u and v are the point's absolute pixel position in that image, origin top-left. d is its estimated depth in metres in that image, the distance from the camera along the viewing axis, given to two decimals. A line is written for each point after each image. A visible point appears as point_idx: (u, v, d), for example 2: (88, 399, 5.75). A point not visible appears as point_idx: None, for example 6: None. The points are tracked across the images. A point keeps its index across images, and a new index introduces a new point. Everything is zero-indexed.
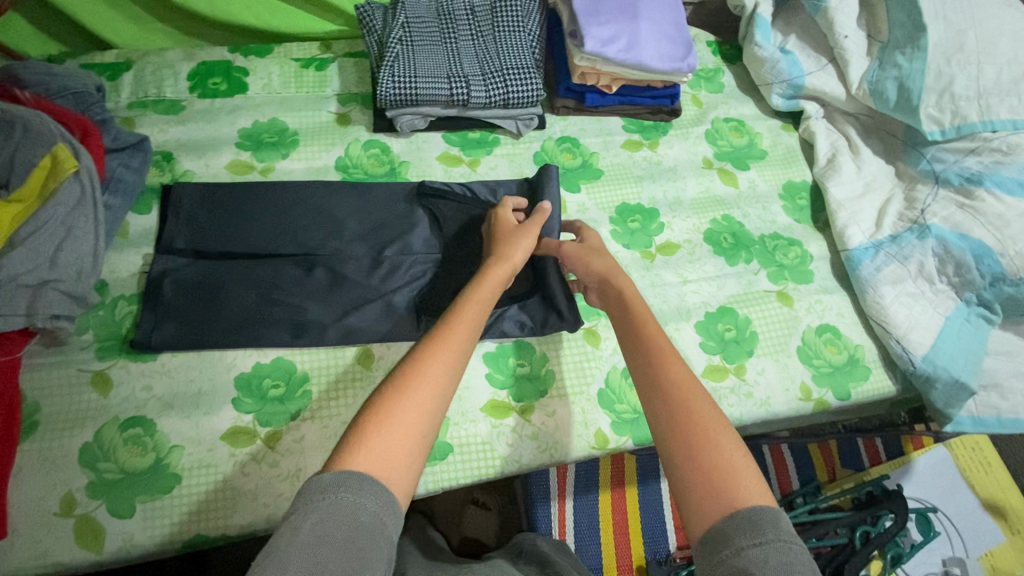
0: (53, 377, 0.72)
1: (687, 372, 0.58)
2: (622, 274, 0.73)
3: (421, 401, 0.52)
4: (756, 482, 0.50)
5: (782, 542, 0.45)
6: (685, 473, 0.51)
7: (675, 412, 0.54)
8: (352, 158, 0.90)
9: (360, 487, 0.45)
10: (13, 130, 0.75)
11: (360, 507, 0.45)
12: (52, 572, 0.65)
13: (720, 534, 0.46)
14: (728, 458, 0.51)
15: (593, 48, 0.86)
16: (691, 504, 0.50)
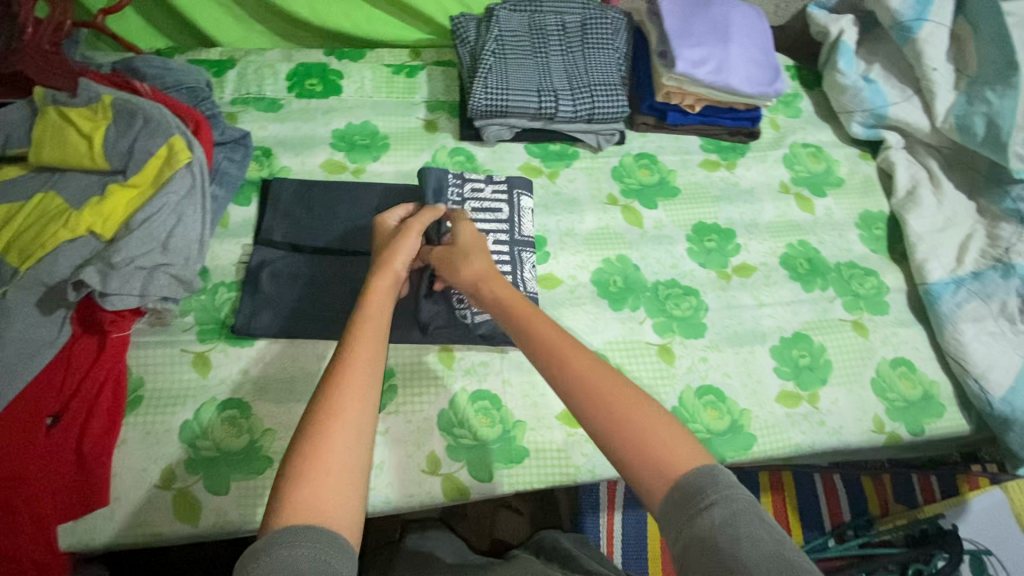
0: (158, 356, 0.76)
1: (591, 357, 0.55)
2: (494, 275, 0.69)
3: (340, 438, 0.49)
4: (689, 445, 0.50)
5: (726, 497, 0.45)
6: (621, 454, 0.50)
7: (593, 402, 0.52)
8: (438, 164, 0.93)
9: (292, 540, 0.43)
10: (134, 121, 0.80)
11: (298, 556, 0.42)
12: (150, 542, 0.68)
13: (673, 507, 0.46)
14: (657, 429, 0.50)
15: (683, 69, 0.88)
16: (639, 482, 0.49)
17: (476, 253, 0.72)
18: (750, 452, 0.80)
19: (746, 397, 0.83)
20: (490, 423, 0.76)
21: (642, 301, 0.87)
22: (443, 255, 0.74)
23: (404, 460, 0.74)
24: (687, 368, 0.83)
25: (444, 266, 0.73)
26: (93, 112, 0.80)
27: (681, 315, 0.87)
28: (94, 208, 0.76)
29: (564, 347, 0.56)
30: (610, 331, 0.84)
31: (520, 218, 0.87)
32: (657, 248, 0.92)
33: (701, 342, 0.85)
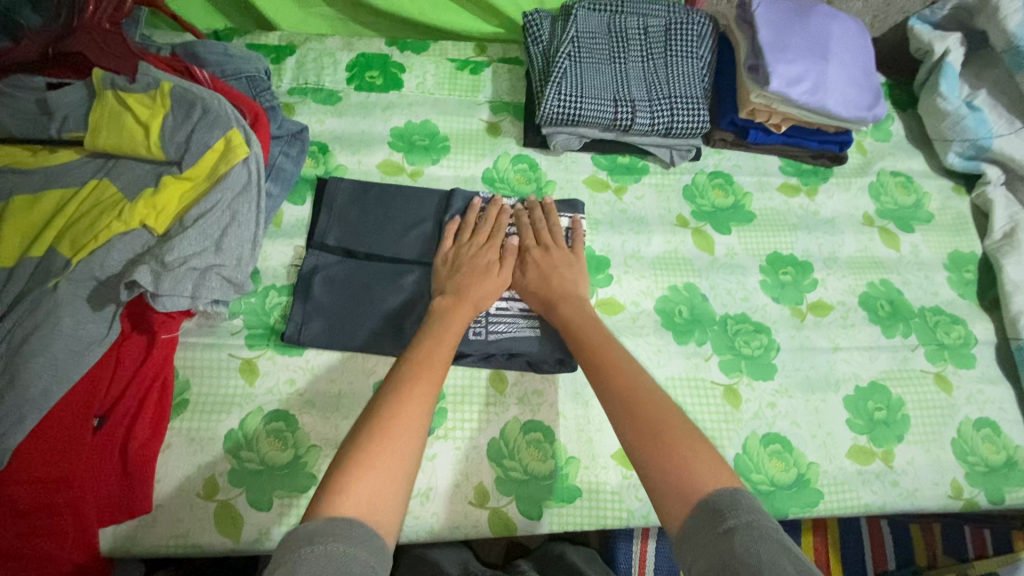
0: (204, 359, 0.74)
1: (637, 381, 0.60)
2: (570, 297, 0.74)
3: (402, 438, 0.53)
4: (717, 470, 0.50)
5: (748, 522, 0.44)
6: (652, 468, 0.52)
7: (632, 421, 0.56)
8: (500, 171, 0.88)
9: (347, 534, 0.44)
10: (193, 110, 0.77)
11: (350, 555, 0.43)
12: (190, 553, 0.67)
13: (692, 526, 0.46)
14: (686, 448, 0.52)
15: (778, 87, 0.80)
16: (661, 501, 0.50)
17: (554, 269, 0.76)
18: (815, 509, 0.74)
19: (814, 449, 0.77)
20: (542, 457, 0.72)
21: (708, 336, 0.82)
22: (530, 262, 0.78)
23: (452, 490, 0.70)
24: (753, 413, 0.78)
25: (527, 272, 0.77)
26: (150, 99, 0.77)
27: (750, 354, 0.81)
28: (148, 201, 0.73)
29: (618, 371, 0.61)
30: (673, 366, 0.79)
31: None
32: (728, 277, 0.86)
33: (769, 386, 0.80)
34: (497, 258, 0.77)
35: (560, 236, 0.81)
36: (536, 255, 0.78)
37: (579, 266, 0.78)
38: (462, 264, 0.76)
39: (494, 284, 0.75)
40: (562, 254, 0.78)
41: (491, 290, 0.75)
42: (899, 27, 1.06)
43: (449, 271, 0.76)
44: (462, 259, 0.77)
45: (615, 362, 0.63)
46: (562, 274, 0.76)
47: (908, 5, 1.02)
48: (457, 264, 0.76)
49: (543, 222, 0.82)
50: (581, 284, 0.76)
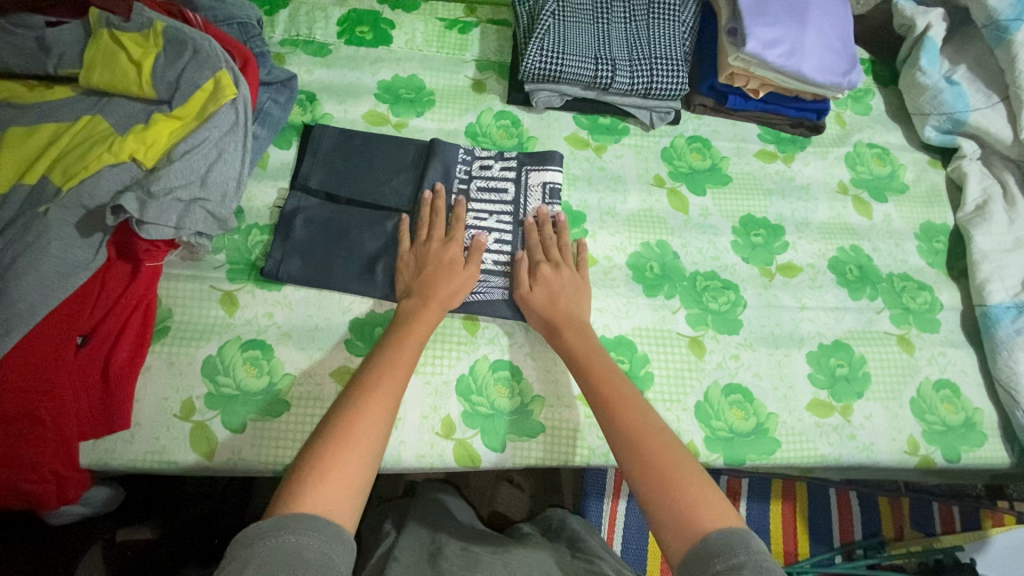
0: (187, 289, 0.77)
1: (642, 417, 0.62)
2: (582, 322, 0.74)
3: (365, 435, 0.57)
4: (716, 506, 0.54)
5: (754, 560, 0.48)
6: (655, 503, 0.55)
7: (637, 459, 0.58)
8: (482, 126, 0.91)
9: (302, 528, 0.48)
10: (185, 51, 0.80)
11: (303, 546, 0.47)
12: (166, 469, 0.70)
13: (693, 559, 0.50)
14: (693, 487, 0.55)
15: (754, 49, 0.82)
16: (665, 533, 0.53)
17: (561, 288, 0.76)
18: (771, 458, 0.77)
19: (775, 401, 0.79)
20: (509, 394, 0.75)
21: (678, 290, 0.84)
22: (547, 277, 0.77)
23: (420, 420, 0.73)
24: (716, 363, 0.80)
25: (545, 287, 0.76)
26: (143, 38, 0.80)
27: (717, 309, 0.83)
28: (138, 135, 0.76)
29: (624, 404, 0.63)
30: (641, 317, 0.82)
31: (526, 198, 0.84)
32: (700, 237, 0.88)
33: (734, 339, 0.82)
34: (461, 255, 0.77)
35: (568, 252, 0.80)
36: (546, 270, 0.77)
37: (585, 282, 0.78)
38: (426, 264, 0.76)
39: (462, 286, 0.75)
40: (571, 275, 0.78)
41: (460, 287, 0.75)
42: (884, 4, 1.07)
43: (415, 274, 0.76)
44: (424, 260, 0.77)
45: (619, 394, 0.65)
46: (567, 296, 0.76)
47: None
48: (420, 265, 0.76)
49: (553, 240, 0.81)
50: (586, 307, 0.76)
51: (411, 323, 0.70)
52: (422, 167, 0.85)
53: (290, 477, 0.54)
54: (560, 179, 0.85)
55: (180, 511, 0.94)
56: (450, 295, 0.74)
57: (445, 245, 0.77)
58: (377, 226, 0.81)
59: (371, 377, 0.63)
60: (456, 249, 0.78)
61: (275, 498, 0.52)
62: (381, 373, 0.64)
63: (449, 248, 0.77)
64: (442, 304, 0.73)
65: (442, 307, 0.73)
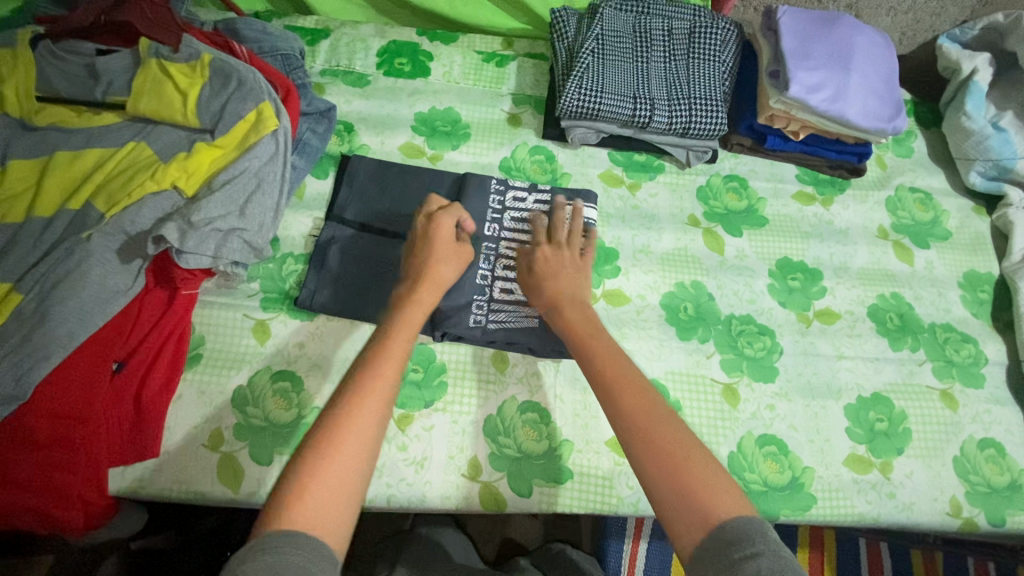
0: (220, 317, 0.78)
1: (646, 397, 0.57)
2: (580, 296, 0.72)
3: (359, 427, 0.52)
4: (729, 492, 0.51)
5: (771, 550, 0.45)
6: (660, 487, 0.52)
7: (645, 443, 0.54)
8: (517, 161, 0.90)
9: (286, 546, 0.43)
10: (230, 82, 0.81)
11: (285, 566, 0.42)
12: (192, 499, 0.70)
13: (708, 550, 0.47)
14: (703, 473, 0.52)
15: (797, 93, 0.81)
16: (673, 520, 0.50)
17: (560, 268, 0.74)
18: (807, 514, 0.74)
19: (810, 453, 0.77)
20: (537, 437, 0.74)
21: (712, 334, 0.82)
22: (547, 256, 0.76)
23: (448, 461, 0.72)
24: (751, 413, 0.78)
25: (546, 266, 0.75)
26: (191, 69, 0.82)
27: (753, 355, 0.81)
28: (180, 164, 0.77)
29: (624, 381, 0.59)
30: (674, 360, 0.80)
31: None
32: (736, 279, 0.86)
33: (769, 388, 0.80)
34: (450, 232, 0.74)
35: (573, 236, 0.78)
36: (545, 253, 0.76)
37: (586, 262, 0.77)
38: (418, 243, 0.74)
39: (458, 266, 0.73)
40: (565, 254, 0.76)
41: (448, 265, 0.72)
42: (928, 46, 1.05)
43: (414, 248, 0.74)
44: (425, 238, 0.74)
45: (619, 369, 0.61)
46: (571, 274, 0.74)
47: (939, 23, 1.01)
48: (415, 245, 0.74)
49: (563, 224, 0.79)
50: (586, 281, 0.74)
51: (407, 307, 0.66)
52: (456, 200, 0.85)
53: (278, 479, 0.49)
54: (595, 215, 0.85)
55: (195, 524, 0.92)
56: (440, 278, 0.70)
57: (435, 218, 0.74)
58: None
59: (359, 365, 0.57)
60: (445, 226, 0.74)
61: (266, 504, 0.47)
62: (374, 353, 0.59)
63: (441, 222, 0.74)
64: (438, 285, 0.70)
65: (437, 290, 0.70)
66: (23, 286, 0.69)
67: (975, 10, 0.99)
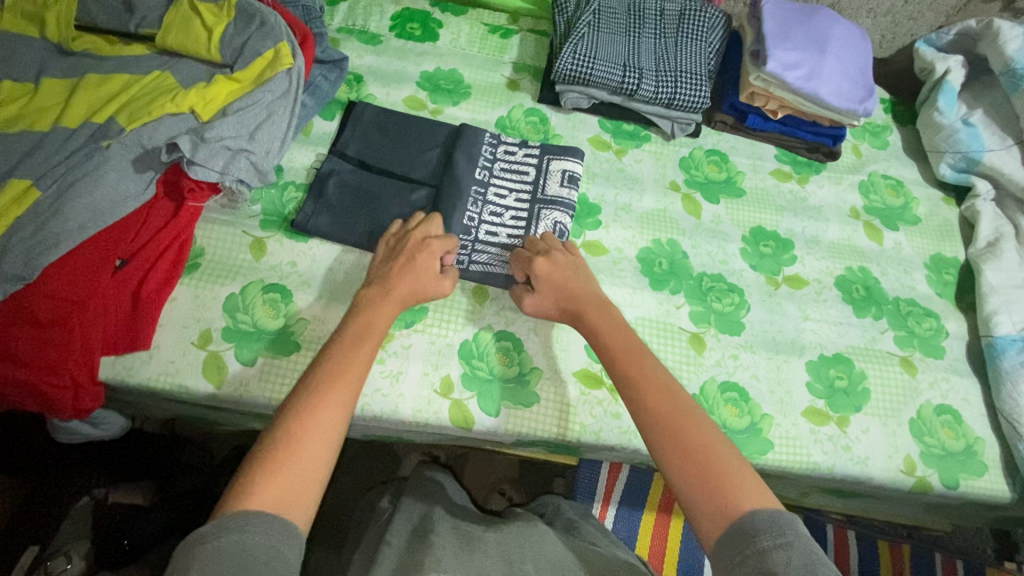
0: (221, 232, 0.83)
1: (678, 397, 0.61)
2: (597, 305, 0.73)
3: (322, 424, 0.55)
4: (756, 490, 0.53)
5: (802, 543, 0.47)
6: (687, 486, 0.54)
7: (670, 442, 0.57)
8: (512, 120, 0.97)
9: (250, 523, 0.46)
10: (253, 23, 0.88)
11: (253, 540, 0.45)
12: (176, 392, 0.73)
13: (729, 541, 0.49)
14: (729, 473, 0.54)
15: (774, 69, 0.88)
16: (699, 516, 0.53)
17: (565, 275, 0.76)
18: (763, 458, 0.76)
19: (770, 403, 0.80)
20: (508, 363, 0.78)
21: (683, 287, 0.86)
22: (548, 267, 0.76)
23: (422, 377, 0.76)
24: (715, 360, 0.81)
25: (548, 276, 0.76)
26: (219, 9, 0.89)
27: (721, 309, 0.85)
28: (200, 91, 0.83)
29: (651, 384, 0.62)
30: (644, 308, 0.84)
31: (546, 180, 0.89)
32: (710, 241, 0.91)
33: (734, 340, 0.83)
34: (434, 254, 0.76)
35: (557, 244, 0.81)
36: (543, 264, 0.77)
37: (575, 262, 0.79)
38: (401, 255, 0.76)
39: (429, 288, 0.75)
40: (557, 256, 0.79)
41: (419, 283, 0.74)
42: (906, 50, 1.13)
43: (387, 261, 0.76)
44: (404, 248, 0.77)
45: (648, 374, 0.63)
46: (575, 280, 0.76)
47: (916, 28, 1.08)
48: (391, 257, 0.76)
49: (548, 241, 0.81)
50: (593, 284, 0.76)
51: (369, 314, 0.69)
52: (451, 147, 0.90)
53: (242, 469, 0.51)
54: (579, 170, 0.90)
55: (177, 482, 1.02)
56: (410, 290, 0.73)
57: (427, 244, 0.76)
58: (402, 195, 0.86)
59: (324, 369, 0.60)
60: (432, 250, 0.76)
61: (224, 494, 0.49)
62: (337, 355, 0.62)
63: (431, 245, 0.76)
64: (403, 297, 0.72)
65: (406, 299, 0.72)
66: (42, 183, 0.74)
67: (950, 17, 1.06)
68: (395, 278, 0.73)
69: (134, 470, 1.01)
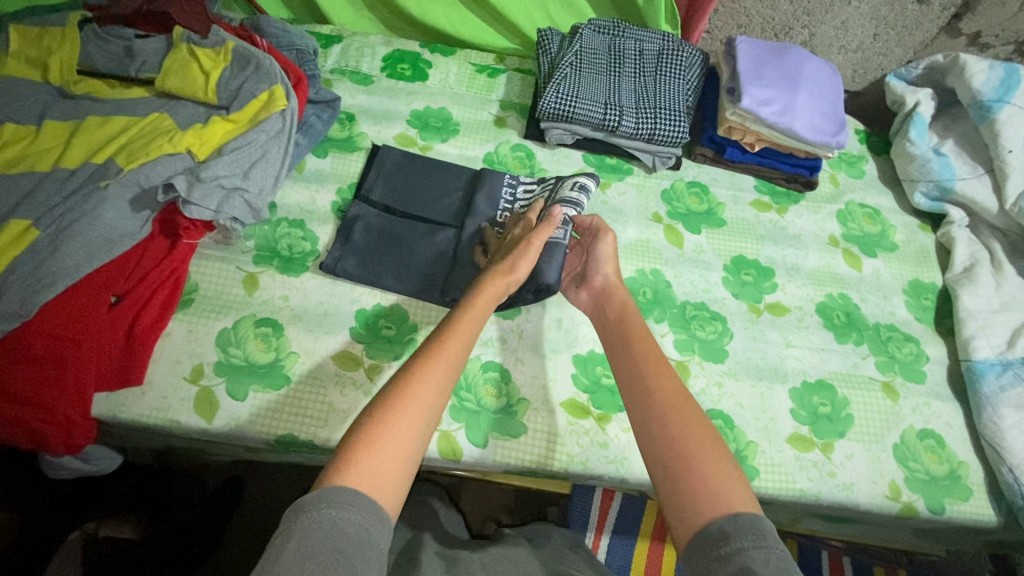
0: (215, 268, 0.85)
1: (678, 391, 0.60)
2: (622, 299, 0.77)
3: (424, 404, 0.55)
4: (741, 491, 0.52)
5: (778, 550, 0.47)
6: (679, 480, 0.53)
7: (672, 433, 0.56)
8: (499, 156, 1.00)
9: (347, 502, 0.47)
10: (249, 67, 0.92)
11: (348, 521, 0.46)
12: (167, 427, 0.74)
13: (706, 540, 0.49)
14: (716, 468, 0.53)
15: (748, 105, 0.92)
16: (679, 513, 0.52)
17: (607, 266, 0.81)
18: (750, 485, 0.77)
19: (756, 430, 0.81)
20: (496, 394, 0.79)
21: (667, 316, 0.88)
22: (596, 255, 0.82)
23: None
24: (699, 389, 0.83)
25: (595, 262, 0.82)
26: (216, 54, 0.93)
27: (704, 337, 0.87)
28: (196, 132, 0.86)
29: (659, 375, 0.62)
30: None
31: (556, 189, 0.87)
32: (693, 270, 0.93)
33: (719, 368, 0.85)
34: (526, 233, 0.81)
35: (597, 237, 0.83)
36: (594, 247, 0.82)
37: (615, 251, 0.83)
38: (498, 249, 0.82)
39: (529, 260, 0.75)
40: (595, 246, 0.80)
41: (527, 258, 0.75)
42: (877, 84, 1.17)
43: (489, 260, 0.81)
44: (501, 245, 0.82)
45: (656, 367, 0.63)
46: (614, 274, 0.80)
47: (886, 63, 1.13)
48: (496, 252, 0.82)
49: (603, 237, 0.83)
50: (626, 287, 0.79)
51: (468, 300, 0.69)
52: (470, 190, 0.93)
53: (344, 443, 0.52)
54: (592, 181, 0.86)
55: (168, 514, 1.02)
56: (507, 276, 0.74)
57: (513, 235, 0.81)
58: (430, 239, 0.89)
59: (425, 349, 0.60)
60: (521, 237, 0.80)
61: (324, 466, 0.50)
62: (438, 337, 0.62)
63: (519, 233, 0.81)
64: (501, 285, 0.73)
65: (505, 289, 0.73)
66: (40, 224, 0.76)
67: (918, 53, 1.11)
68: (494, 271, 0.74)
69: (124, 505, 1.00)
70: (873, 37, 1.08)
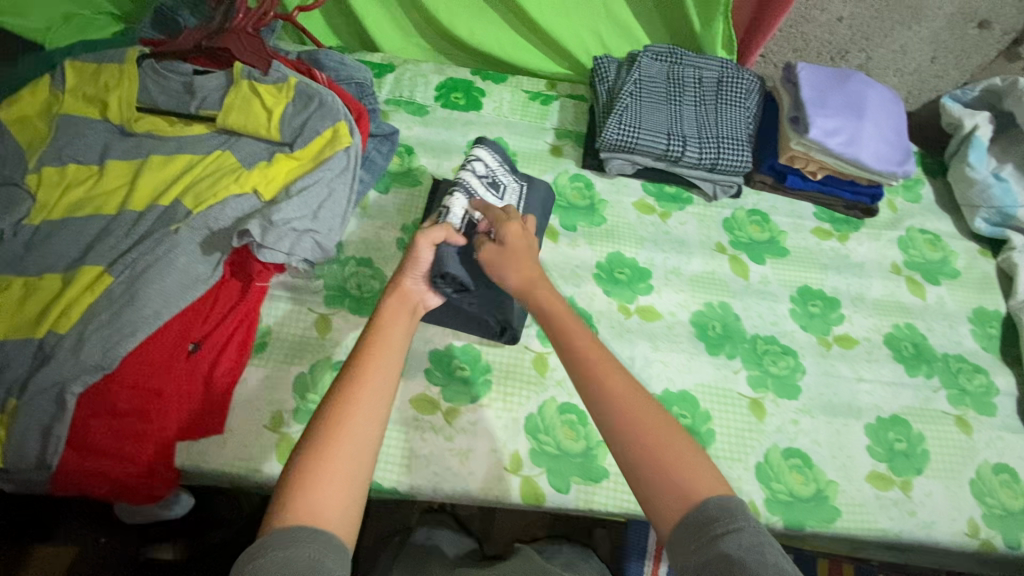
0: (288, 311, 0.85)
1: (620, 367, 0.53)
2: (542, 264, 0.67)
3: (352, 421, 0.48)
4: (709, 473, 0.48)
5: (754, 527, 0.44)
6: (638, 461, 0.49)
7: (620, 417, 0.50)
8: (559, 187, 0.99)
9: (289, 544, 0.42)
10: (311, 103, 0.91)
11: (294, 561, 0.41)
12: (251, 477, 0.74)
13: (687, 529, 0.45)
14: (678, 449, 0.49)
15: (816, 136, 0.91)
16: (650, 496, 0.48)
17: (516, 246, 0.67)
18: (833, 526, 0.77)
19: (834, 468, 0.80)
20: (575, 437, 0.78)
21: (738, 351, 0.88)
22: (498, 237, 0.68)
23: (491, 453, 0.77)
24: (776, 427, 0.82)
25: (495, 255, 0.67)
26: (278, 90, 0.92)
27: (777, 373, 0.86)
28: (262, 171, 0.85)
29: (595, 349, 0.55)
30: (703, 374, 0.85)
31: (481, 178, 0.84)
32: (760, 302, 0.92)
33: (793, 405, 0.84)
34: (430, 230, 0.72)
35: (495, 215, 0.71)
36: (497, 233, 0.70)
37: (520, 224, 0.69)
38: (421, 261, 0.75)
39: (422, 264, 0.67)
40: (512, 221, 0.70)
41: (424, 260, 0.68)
42: (931, 105, 1.16)
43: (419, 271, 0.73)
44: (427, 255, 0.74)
45: (591, 339, 0.56)
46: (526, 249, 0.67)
47: (941, 85, 1.12)
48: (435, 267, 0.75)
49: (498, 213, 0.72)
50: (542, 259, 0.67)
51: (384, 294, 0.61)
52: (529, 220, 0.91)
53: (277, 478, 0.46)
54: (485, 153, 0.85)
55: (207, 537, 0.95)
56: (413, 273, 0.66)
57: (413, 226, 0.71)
58: None
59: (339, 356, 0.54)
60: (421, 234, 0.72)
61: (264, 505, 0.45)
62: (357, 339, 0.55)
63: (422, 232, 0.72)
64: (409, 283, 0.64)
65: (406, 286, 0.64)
66: (113, 270, 0.75)
67: (975, 75, 1.10)
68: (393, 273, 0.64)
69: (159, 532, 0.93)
70: (931, 60, 1.07)
